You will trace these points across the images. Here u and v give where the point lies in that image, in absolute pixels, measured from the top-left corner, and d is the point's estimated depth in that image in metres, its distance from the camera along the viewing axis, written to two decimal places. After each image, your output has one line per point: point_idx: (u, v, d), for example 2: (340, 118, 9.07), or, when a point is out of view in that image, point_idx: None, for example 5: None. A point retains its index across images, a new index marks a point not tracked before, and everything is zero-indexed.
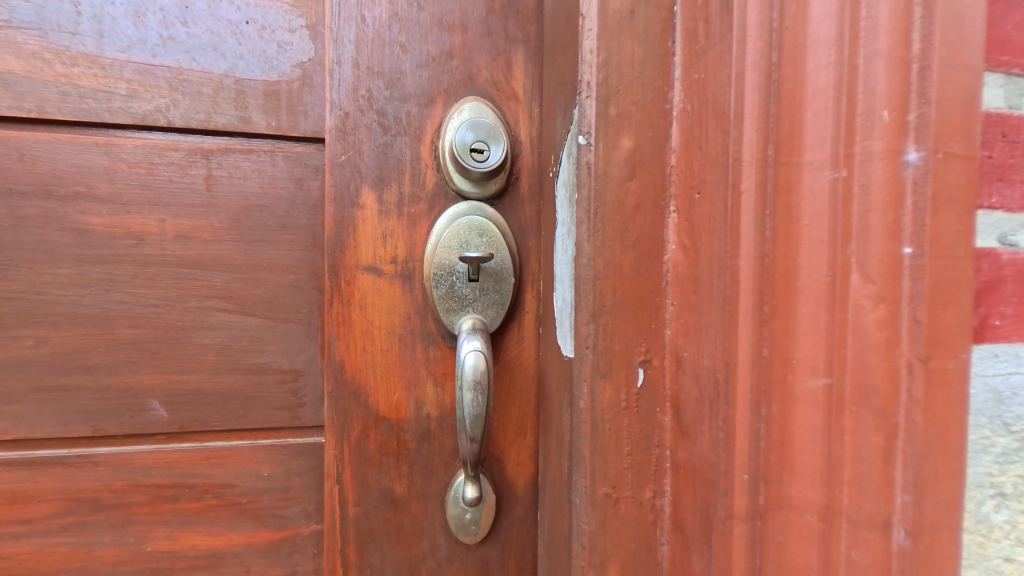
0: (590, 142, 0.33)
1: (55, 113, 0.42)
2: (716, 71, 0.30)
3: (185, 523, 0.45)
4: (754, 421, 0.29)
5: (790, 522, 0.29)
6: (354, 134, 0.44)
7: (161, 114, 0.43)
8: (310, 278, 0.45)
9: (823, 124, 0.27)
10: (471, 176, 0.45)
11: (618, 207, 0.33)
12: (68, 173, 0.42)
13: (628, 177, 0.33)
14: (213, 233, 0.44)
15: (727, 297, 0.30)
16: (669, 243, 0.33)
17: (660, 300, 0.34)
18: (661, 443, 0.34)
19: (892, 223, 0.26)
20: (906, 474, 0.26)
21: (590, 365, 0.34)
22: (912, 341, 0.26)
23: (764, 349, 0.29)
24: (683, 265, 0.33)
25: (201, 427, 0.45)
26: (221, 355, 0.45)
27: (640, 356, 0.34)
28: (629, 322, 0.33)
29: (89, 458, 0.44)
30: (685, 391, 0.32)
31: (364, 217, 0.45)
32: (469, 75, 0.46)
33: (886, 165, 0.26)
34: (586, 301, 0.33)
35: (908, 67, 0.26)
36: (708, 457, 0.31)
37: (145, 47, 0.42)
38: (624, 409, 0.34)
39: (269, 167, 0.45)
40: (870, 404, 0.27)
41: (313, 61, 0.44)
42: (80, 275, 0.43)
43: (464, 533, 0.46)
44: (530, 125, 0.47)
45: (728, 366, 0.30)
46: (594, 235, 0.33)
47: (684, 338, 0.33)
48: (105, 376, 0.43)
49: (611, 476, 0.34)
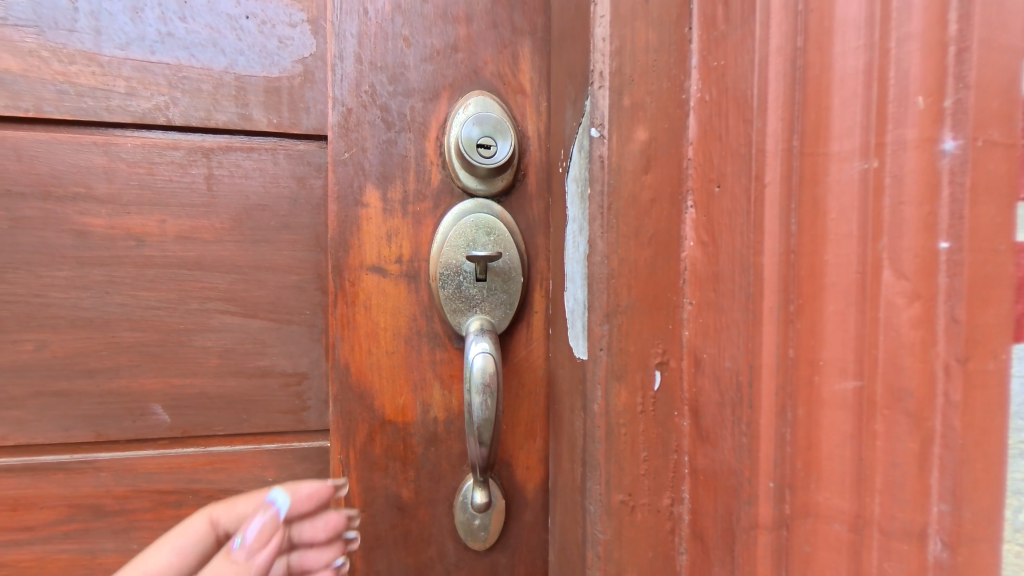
0: (604, 135, 0.32)
1: (53, 113, 0.41)
2: (737, 58, 0.29)
3: None
4: (779, 426, 0.28)
5: (816, 532, 0.27)
6: (357, 131, 0.43)
7: (161, 112, 0.42)
8: (313, 278, 0.45)
9: (853, 111, 0.26)
10: (477, 173, 0.44)
11: (633, 202, 0.32)
12: (67, 174, 0.41)
13: (643, 171, 0.32)
14: (215, 233, 0.43)
15: (751, 295, 0.28)
16: (687, 240, 0.32)
17: (677, 300, 0.32)
18: (679, 449, 0.33)
19: (927, 216, 0.25)
20: (943, 480, 0.25)
21: (605, 367, 0.32)
22: (949, 340, 0.25)
23: (790, 350, 0.27)
24: (701, 262, 0.31)
25: (204, 431, 0.44)
26: (224, 358, 0.44)
27: (656, 357, 0.32)
28: (645, 322, 0.32)
29: (91, 464, 0.43)
30: (704, 394, 0.31)
31: (368, 215, 0.44)
32: (474, 69, 0.45)
33: (920, 154, 0.25)
34: (600, 300, 0.32)
35: (944, 50, 0.24)
36: (731, 464, 0.29)
37: (144, 43, 0.41)
38: (639, 413, 0.32)
39: (271, 166, 0.44)
40: (903, 408, 0.25)
41: (315, 56, 0.43)
42: (80, 277, 0.42)
43: (473, 539, 0.45)
44: (537, 120, 0.45)
45: (752, 368, 0.28)
46: (608, 232, 0.32)
47: (703, 339, 0.31)
48: (106, 380, 0.43)
49: (626, 484, 0.33)
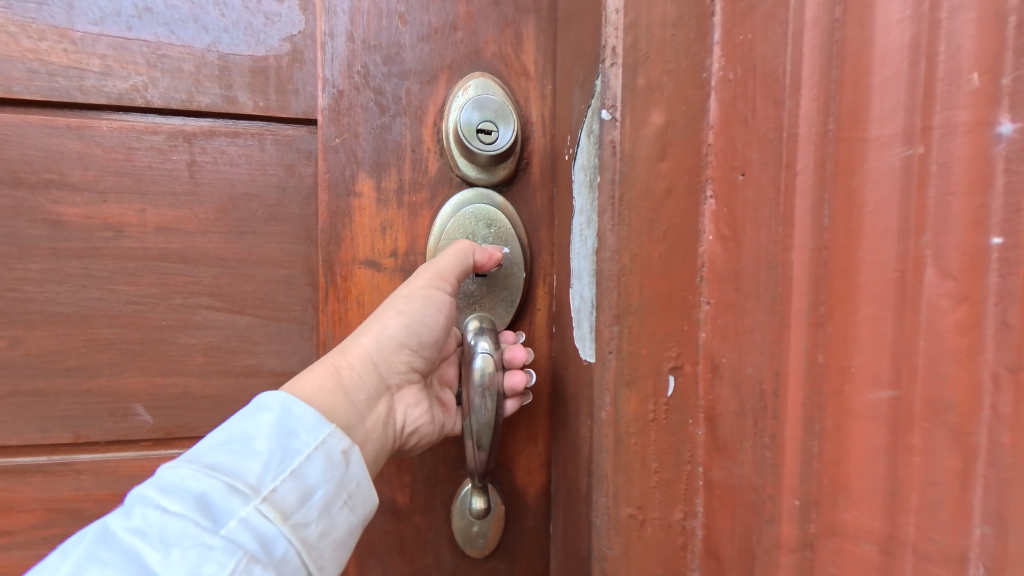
0: (616, 118, 0.30)
1: (21, 93, 0.38)
2: (767, 31, 0.26)
3: None
4: (805, 439, 0.25)
5: (843, 552, 0.25)
6: (349, 115, 0.41)
7: (139, 93, 0.39)
8: (303, 273, 0.42)
9: (894, 92, 0.22)
10: (477, 161, 0.41)
11: (647, 192, 0.30)
12: (40, 159, 0.39)
13: (658, 158, 0.29)
14: (198, 224, 0.41)
15: (778, 296, 0.25)
16: (706, 233, 0.30)
17: (693, 299, 0.30)
18: (693, 459, 0.31)
19: (977, 208, 0.21)
20: (986, 502, 0.21)
21: (613, 372, 0.30)
22: (998, 348, 0.20)
23: (819, 354, 0.25)
24: (721, 258, 0.29)
25: (189, 432, 0.42)
26: (209, 356, 0.42)
27: (669, 362, 0.30)
28: (658, 324, 0.30)
29: (70, 466, 0.41)
30: (722, 402, 0.29)
31: (361, 206, 0.41)
32: (475, 49, 0.42)
33: (971, 141, 0.21)
34: (609, 300, 0.30)
35: (1002, 20, 0.20)
36: (751, 480, 0.27)
37: (119, 19, 0.38)
38: (650, 422, 0.31)
39: (258, 152, 0.41)
40: (944, 421, 0.22)
41: (304, 34, 0.40)
42: (53, 270, 0.39)
43: (472, 547, 0.43)
44: (541, 105, 0.43)
45: (778, 376, 0.26)
46: (619, 225, 0.30)
47: (722, 343, 0.29)
48: (85, 379, 0.40)
49: (635, 496, 0.31)
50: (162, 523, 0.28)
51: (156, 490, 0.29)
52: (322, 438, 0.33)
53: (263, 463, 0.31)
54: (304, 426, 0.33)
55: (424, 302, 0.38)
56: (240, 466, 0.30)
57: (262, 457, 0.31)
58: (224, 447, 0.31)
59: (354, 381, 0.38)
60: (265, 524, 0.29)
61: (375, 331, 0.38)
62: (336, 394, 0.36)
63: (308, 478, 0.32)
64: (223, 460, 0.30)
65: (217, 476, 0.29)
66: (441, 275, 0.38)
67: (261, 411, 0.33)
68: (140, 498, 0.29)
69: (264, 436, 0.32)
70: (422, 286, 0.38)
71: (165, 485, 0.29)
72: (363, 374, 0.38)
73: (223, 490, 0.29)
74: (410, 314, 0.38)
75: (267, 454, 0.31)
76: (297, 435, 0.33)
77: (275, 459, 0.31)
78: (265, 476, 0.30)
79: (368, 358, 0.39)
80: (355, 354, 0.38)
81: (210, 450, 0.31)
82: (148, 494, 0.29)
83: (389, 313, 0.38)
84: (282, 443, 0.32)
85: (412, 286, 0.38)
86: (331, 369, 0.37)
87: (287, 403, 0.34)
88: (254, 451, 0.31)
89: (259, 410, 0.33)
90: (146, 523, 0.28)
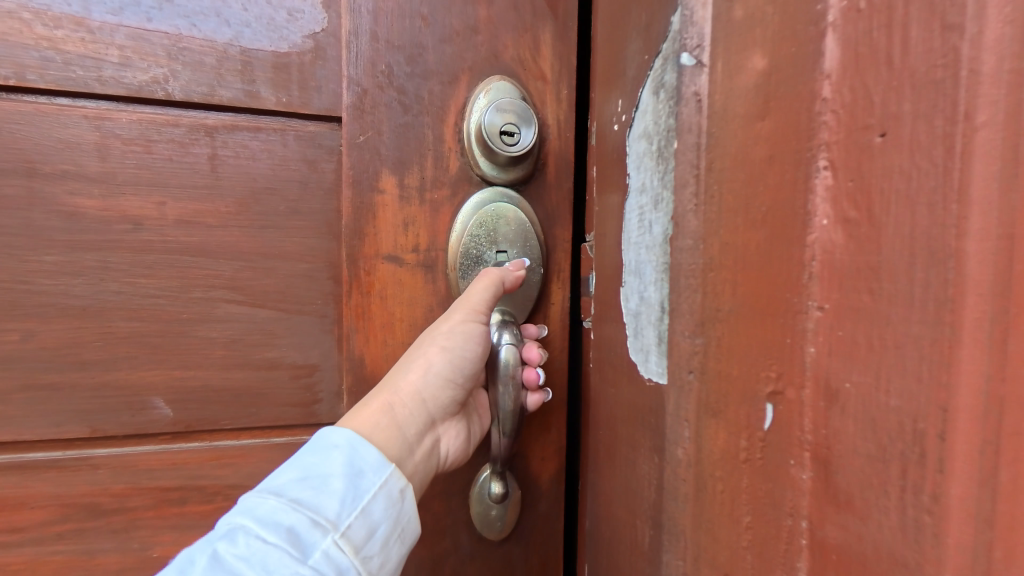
0: (704, 62, 0.25)
1: (36, 82, 0.35)
2: None
3: (195, 526, 0.40)
4: (980, 498, 0.18)
5: None
6: (372, 114, 0.37)
7: (159, 85, 0.36)
8: (325, 267, 0.38)
9: None
10: (498, 160, 0.38)
11: (742, 160, 0.24)
12: (55, 151, 0.36)
13: (759, 115, 0.23)
14: (219, 218, 0.37)
15: (946, 300, 0.18)
16: (818, 216, 0.21)
17: (797, 303, 0.22)
18: (795, 512, 0.23)
19: None
20: None
21: (695, 398, 0.26)
22: None
23: (1000, 382, 0.18)
24: (842, 250, 0.21)
25: (209, 426, 0.39)
26: (230, 350, 0.38)
27: (767, 385, 0.23)
28: (752, 336, 0.24)
29: (86, 461, 0.38)
30: (842, 442, 0.21)
31: (384, 202, 0.38)
32: (494, 53, 0.38)
33: None
34: (688, 301, 0.26)
35: None
36: (896, 551, 0.19)
37: (138, 9, 0.36)
38: (742, 463, 0.24)
39: (280, 147, 0.37)
40: None
41: (327, 32, 0.37)
42: (68, 262, 0.37)
43: (489, 530, 0.40)
44: (558, 108, 0.40)
45: (947, 414, 0.18)
46: (704, 203, 0.25)
47: (844, 363, 0.21)
48: (101, 372, 0.38)
49: (722, 561, 0.25)
50: (262, 552, 0.27)
51: (252, 519, 0.28)
52: (387, 477, 0.32)
53: (341, 499, 0.30)
54: (370, 464, 0.32)
55: (465, 337, 0.36)
56: (322, 503, 0.30)
57: (340, 493, 0.30)
58: (306, 483, 0.30)
59: (406, 415, 0.36)
60: (344, 559, 0.29)
61: (421, 366, 0.36)
62: (387, 431, 0.35)
63: (376, 515, 0.31)
64: (307, 495, 0.30)
65: (303, 511, 0.29)
66: (475, 313, 0.36)
67: (332, 447, 0.32)
68: (240, 525, 0.28)
69: (339, 474, 0.31)
70: (462, 322, 0.36)
71: (258, 515, 0.28)
72: (412, 410, 0.36)
73: (310, 524, 0.29)
74: (453, 349, 0.36)
75: (344, 492, 0.31)
76: (365, 473, 0.32)
77: (350, 496, 0.31)
78: (343, 512, 0.30)
79: (416, 392, 0.37)
80: (402, 387, 0.36)
81: (293, 483, 0.30)
82: (245, 522, 0.28)
83: (432, 347, 0.36)
84: (354, 480, 0.31)
85: (449, 324, 0.36)
86: (382, 405, 0.35)
87: (352, 440, 0.32)
88: (333, 485, 0.31)
89: (329, 445, 0.32)
90: (250, 551, 0.27)
